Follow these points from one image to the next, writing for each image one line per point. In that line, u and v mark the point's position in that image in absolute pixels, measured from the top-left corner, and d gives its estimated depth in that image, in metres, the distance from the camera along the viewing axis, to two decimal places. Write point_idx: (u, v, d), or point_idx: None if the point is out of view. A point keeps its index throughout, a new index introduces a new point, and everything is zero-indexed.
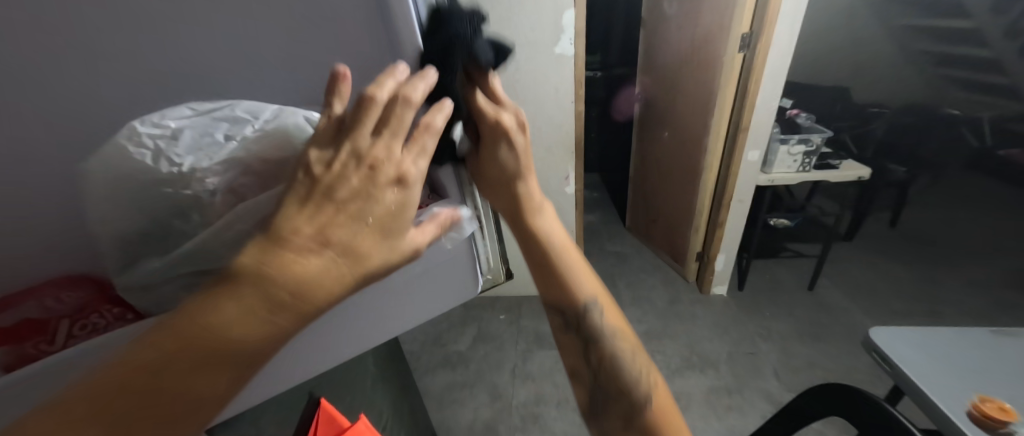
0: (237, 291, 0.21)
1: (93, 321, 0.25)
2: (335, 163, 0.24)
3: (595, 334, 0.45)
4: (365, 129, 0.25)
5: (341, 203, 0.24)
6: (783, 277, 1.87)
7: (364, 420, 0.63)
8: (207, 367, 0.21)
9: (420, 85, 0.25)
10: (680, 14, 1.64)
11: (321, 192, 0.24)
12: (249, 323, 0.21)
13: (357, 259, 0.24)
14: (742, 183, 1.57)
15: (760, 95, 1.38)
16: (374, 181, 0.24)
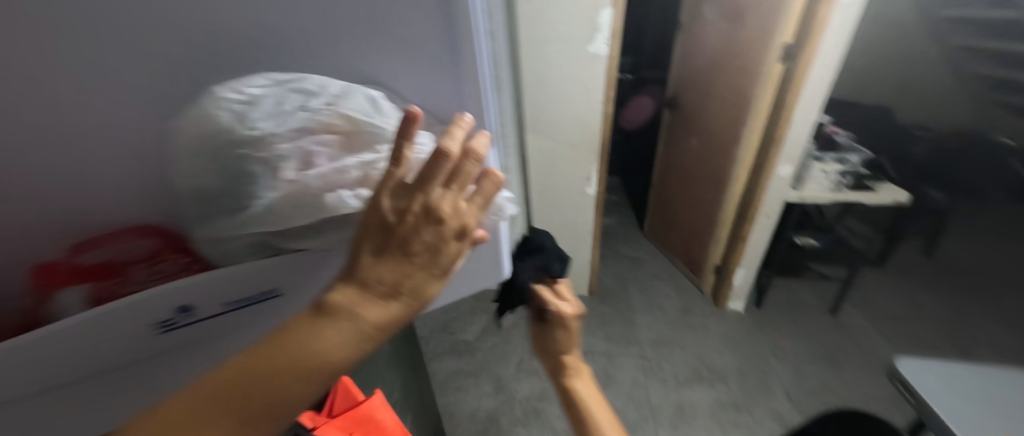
0: (333, 327, 0.24)
1: (164, 268, 0.28)
2: (409, 212, 0.25)
3: None
4: (437, 182, 0.26)
5: (416, 254, 0.26)
6: (804, 298, 1.81)
7: (378, 395, 0.66)
8: (302, 386, 0.24)
9: (483, 140, 0.27)
10: (722, 18, 1.58)
11: (397, 244, 0.25)
12: (340, 352, 0.24)
13: (424, 297, 0.27)
14: (770, 198, 1.54)
15: (799, 108, 1.34)
16: (443, 237, 0.26)
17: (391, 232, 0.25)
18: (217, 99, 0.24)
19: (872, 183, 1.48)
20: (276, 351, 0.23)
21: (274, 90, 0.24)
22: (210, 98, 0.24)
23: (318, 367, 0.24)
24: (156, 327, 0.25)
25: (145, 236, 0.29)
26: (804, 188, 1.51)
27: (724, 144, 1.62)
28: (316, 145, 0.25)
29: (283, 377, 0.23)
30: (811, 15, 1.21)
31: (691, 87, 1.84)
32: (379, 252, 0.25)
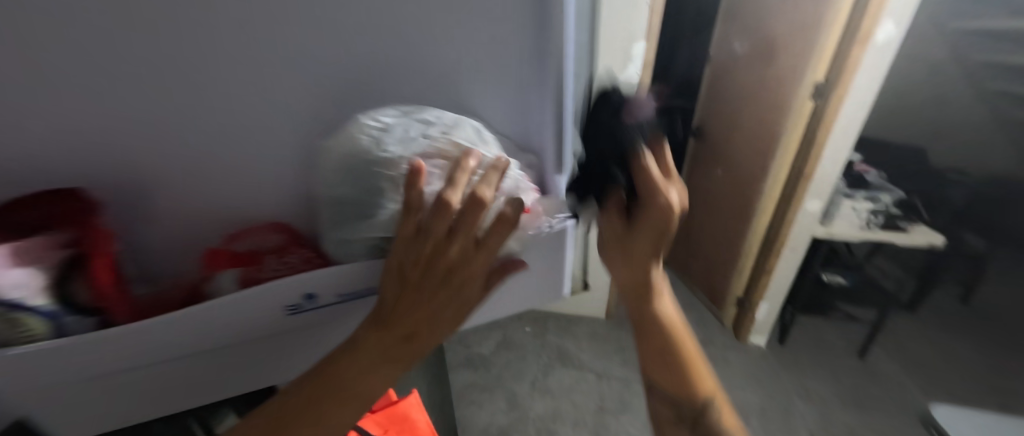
0: (366, 361, 0.33)
1: (291, 258, 0.35)
2: (446, 256, 0.32)
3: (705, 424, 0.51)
4: (471, 233, 0.32)
5: (442, 289, 0.33)
6: (830, 338, 1.79)
7: (412, 395, 0.71)
8: (350, 403, 0.33)
9: (491, 184, 0.31)
10: (751, 54, 1.61)
11: (433, 278, 0.33)
12: (376, 377, 0.33)
13: (442, 327, 0.35)
14: (798, 232, 1.55)
15: (829, 146, 1.37)
16: (454, 281, 0.33)
17: (429, 266, 0.32)
18: (365, 128, 0.33)
19: (906, 224, 1.46)
20: (325, 383, 0.32)
21: (405, 120, 0.34)
22: (357, 128, 0.33)
23: (360, 388, 0.33)
24: (287, 309, 0.32)
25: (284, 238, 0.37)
26: (833, 224, 1.51)
27: (751, 176, 1.63)
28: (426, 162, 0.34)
29: (334, 397, 0.33)
30: (845, 56, 1.23)
31: (719, 117, 1.85)
32: (422, 278, 0.33)
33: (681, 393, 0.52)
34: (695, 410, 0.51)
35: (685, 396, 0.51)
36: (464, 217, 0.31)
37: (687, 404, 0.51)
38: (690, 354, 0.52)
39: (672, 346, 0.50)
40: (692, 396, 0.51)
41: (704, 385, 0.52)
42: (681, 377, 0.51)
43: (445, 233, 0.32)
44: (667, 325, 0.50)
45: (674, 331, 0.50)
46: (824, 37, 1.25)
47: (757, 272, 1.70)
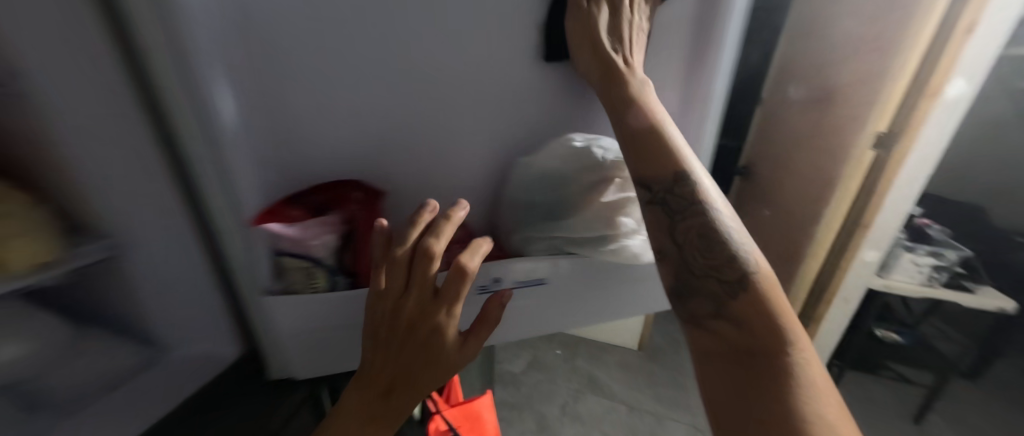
0: (373, 386, 0.49)
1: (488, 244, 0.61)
2: (405, 310, 0.47)
3: (688, 203, 0.49)
4: (425, 286, 0.47)
5: (414, 334, 0.48)
6: (879, 397, 1.66)
7: (487, 396, 0.74)
8: (370, 420, 0.50)
9: (432, 248, 0.45)
10: (811, 99, 1.40)
11: (401, 329, 0.47)
12: (383, 394, 0.50)
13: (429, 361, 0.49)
14: (850, 282, 1.41)
15: (893, 196, 1.21)
16: (420, 324, 0.48)
17: (396, 321, 0.47)
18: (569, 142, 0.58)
19: (971, 284, 1.39)
20: (353, 405, 0.50)
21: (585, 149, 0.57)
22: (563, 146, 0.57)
23: (376, 404, 0.50)
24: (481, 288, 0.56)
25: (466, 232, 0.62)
26: (891, 276, 1.39)
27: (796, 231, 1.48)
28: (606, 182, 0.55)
29: (358, 415, 0.49)
30: (915, 107, 1.08)
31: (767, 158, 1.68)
32: (391, 334, 0.48)
33: (654, 174, 0.50)
34: (675, 198, 0.49)
35: (660, 178, 0.49)
36: (415, 276, 0.46)
37: (666, 185, 0.49)
38: (666, 134, 0.51)
39: (652, 133, 0.51)
40: (673, 174, 0.49)
41: (681, 166, 0.50)
42: (660, 155, 0.50)
43: (401, 295, 0.47)
44: (638, 110, 0.51)
45: (651, 112, 0.51)
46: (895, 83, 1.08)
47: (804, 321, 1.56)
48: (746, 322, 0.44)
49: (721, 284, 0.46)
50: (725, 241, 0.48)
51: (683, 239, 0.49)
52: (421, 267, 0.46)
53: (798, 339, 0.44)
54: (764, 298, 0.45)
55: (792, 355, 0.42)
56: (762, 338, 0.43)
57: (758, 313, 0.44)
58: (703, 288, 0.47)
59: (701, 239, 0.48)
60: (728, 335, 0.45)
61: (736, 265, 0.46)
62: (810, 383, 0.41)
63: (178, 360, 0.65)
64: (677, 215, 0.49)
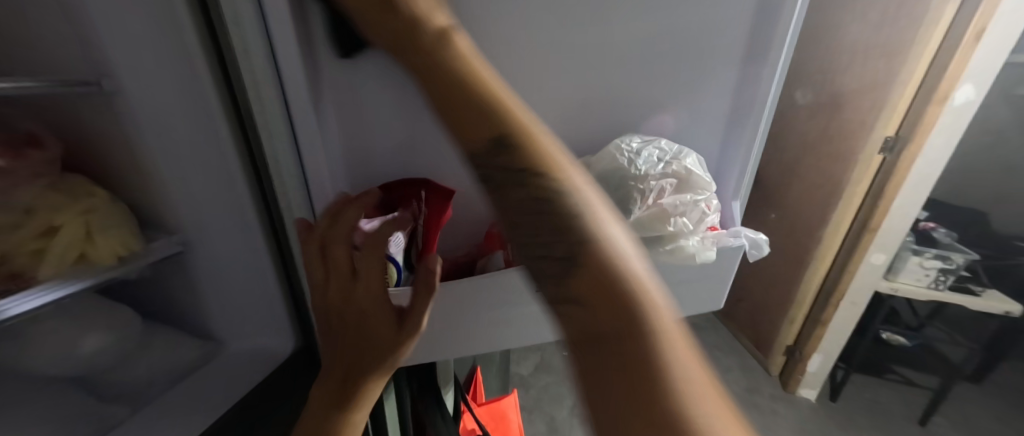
0: (317, 393, 0.37)
1: None
2: (329, 301, 0.33)
3: (478, 117, 0.27)
4: (340, 265, 0.31)
5: (351, 331, 0.33)
6: (886, 399, 1.57)
7: (512, 397, 0.73)
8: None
9: (347, 214, 0.31)
10: (816, 106, 1.34)
11: (334, 324, 0.34)
12: (325, 407, 0.36)
13: (371, 362, 0.34)
14: (858, 286, 1.34)
15: (901, 198, 1.17)
16: (345, 317, 0.33)
17: (329, 316, 0.34)
18: (621, 148, 0.40)
19: (978, 288, 1.35)
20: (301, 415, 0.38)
21: (646, 145, 0.41)
22: (616, 149, 0.41)
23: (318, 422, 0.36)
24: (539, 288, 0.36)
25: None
26: (897, 279, 1.36)
27: (800, 233, 1.43)
28: (668, 180, 0.39)
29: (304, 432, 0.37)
30: (919, 113, 1.08)
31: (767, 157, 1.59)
32: (329, 328, 0.34)
33: (469, 142, 0.27)
34: (492, 154, 0.27)
35: (473, 142, 0.27)
36: (327, 252, 0.31)
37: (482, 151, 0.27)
38: (477, 61, 0.28)
39: (459, 54, 0.28)
40: (492, 133, 0.27)
41: (508, 113, 0.27)
42: (469, 95, 0.27)
43: (323, 284, 0.32)
44: (445, 36, 0.28)
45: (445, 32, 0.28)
46: (900, 89, 1.07)
47: (811, 322, 1.47)
48: (596, 304, 0.23)
49: (556, 260, 0.25)
50: (552, 194, 0.26)
51: (515, 217, 0.27)
52: (329, 237, 0.31)
53: (661, 306, 0.22)
54: (610, 260, 0.24)
55: (658, 338, 0.21)
56: (615, 325, 0.22)
57: (604, 281, 0.23)
58: (542, 274, 0.26)
59: (531, 200, 0.27)
60: (576, 333, 0.24)
61: (568, 227, 0.25)
62: (697, 391, 0.20)
63: (235, 353, 0.59)
64: (502, 185, 0.27)
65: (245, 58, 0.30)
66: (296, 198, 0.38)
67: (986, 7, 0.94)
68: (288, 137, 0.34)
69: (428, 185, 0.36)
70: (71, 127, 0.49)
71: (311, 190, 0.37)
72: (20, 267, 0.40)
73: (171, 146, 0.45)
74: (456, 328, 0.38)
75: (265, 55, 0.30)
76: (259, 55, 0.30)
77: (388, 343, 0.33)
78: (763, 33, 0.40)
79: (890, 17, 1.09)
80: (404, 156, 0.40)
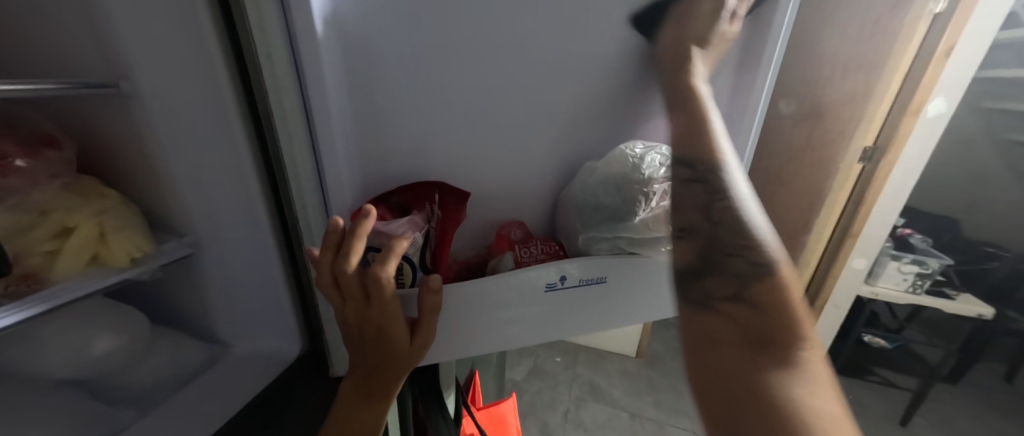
0: (340, 402, 0.36)
1: (543, 250, 0.41)
2: (348, 316, 0.33)
3: (706, 145, 0.37)
4: (353, 288, 0.31)
5: (370, 347, 0.33)
6: (869, 400, 1.60)
7: (509, 399, 0.74)
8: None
9: (352, 241, 0.29)
10: (798, 116, 1.38)
11: (353, 340, 0.34)
12: (349, 414, 0.35)
13: (391, 368, 0.34)
14: (839, 291, 1.40)
15: (876, 209, 1.24)
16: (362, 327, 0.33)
17: (347, 333, 0.34)
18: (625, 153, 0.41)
19: (952, 291, 1.41)
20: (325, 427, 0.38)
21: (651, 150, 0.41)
22: (621, 153, 0.41)
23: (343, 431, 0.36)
24: (547, 286, 0.37)
25: (530, 235, 0.43)
26: (877, 283, 1.40)
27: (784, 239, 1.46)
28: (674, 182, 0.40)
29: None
30: (895, 124, 1.13)
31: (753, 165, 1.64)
32: (350, 338, 0.34)
33: (690, 156, 0.37)
34: (714, 170, 0.36)
35: (705, 161, 0.36)
36: (340, 285, 0.31)
37: (704, 166, 0.37)
38: (703, 104, 0.39)
39: (689, 101, 0.39)
40: (709, 159, 0.37)
41: (716, 150, 0.37)
42: (701, 132, 0.38)
43: (340, 303, 0.32)
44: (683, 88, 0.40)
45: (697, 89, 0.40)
46: (877, 102, 1.10)
47: None
48: (770, 311, 0.31)
49: (748, 265, 0.33)
50: (750, 219, 0.35)
51: (714, 218, 0.35)
52: (339, 272, 0.30)
53: (812, 339, 0.31)
54: (788, 288, 0.32)
55: (807, 357, 0.29)
56: (780, 331, 0.30)
57: (782, 301, 0.32)
58: (724, 269, 0.33)
59: (731, 215, 0.35)
60: (735, 323, 0.31)
61: (761, 245, 0.33)
62: (825, 410, 0.26)
63: (242, 358, 0.57)
64: (713, 192, 0.35)
65: (269, 63, 0.31)
66: (308, 196, 0.38)
67: (951, 29, 1.00)
68: (307, 141, 0.35)
69: (442, 188, 0.37)
70: (80, 124, 0.48)
71: (329, 192, 0.38)
72: (33, 269, 0.39)
73: (182, 146, 0.45)
74: (469, 330, 0.38)
75: (290, 60, 0.31)
76: (284, 62, 0.31)
77: (408, 348, 0.33)
78: (754, 48, 0.43)
79: (862, 34, 1.13)
80: (416, 156, 0.41)
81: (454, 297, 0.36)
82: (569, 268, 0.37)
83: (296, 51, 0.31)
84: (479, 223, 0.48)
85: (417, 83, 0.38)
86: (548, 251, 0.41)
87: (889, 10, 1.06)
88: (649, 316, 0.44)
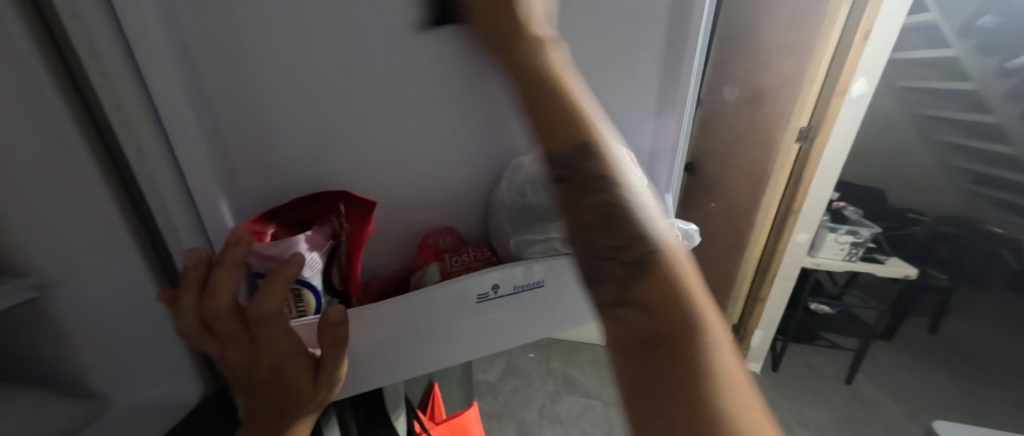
0: None
1: (468, 257, 0.39)
2: (231, 361, 0.28)
3: (565, 127, 0.30)
4: (232, 327, 0.27)
5: (267, 386, 0.30)
6: (819, 363, 1.69)
7: (472, 409, 0.70)
8: None
9: (224, 274, 0.26)
10: (743, 101, 1.42)
11: (245, 387, 0.30)
12: None
13: (294, 406, 0.31)
14: (787, 264, 1.46)
15: (814, 185, 1.31)
16: (254, 369, 0.29)
17: (235, 379, 0.30)
18: None
19: (881, 256, 1.51)
20: None
21: None
22: None
23: None
24: (479, 296, 0.34)
25: (461, 242, 0.41)
26: (819, 255, 1.48)
27: (733, 220, 1.52)
28: None
29: None
30: (825, 104, 1.19)
31: (703, 150, 1.68)
32: (240, 385, 0.30)
33: (553, 146, 0.30)
34: (576, 155, 0.30)
35: (562, 148, 0.30)
36: (213, 327, 0.27)
37: (568, 156, 0.30)
38: (565, 75, 0.32)
39: (541, 75, 0.31)
40: (577, 141, 0.30)
41: (587, 126, 0.31)
42: (566, 109, 0.30)
43: (220, 348, 0.28)
44: (537, 44, 0.31)
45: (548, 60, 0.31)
46: (807, 86, 1.16)
47: (751, 300, 1.56)
48: (661, 311, 0.24)
49: (624, 265, 0.27)
50: (630, 208, 0.29)
51: (586, 221, 0.29)
52: (208, 312, 0.26)
53: (716, 324, 0.24)
54: (678, 278, 0.26)
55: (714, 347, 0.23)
56: (675, 329, 0.23)
57: (672, 290, 0.25)
58: (607, 276, 0.28)
59: (604, 208, 0.29)
60: (634, 333, 0.25)
61: (640, 236, 0.28)
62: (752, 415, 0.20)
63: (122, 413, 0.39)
64: (580, 190, 0.30)
65: (93, 55, 0.24)
66: (179, 218, 0.31)
67: (868, 11, 1.06)
68: (165, 154, 0.28)
69: (346, 198, 0.33)
70: None
71: (202, 214, 0.31)
72: None
73: None
74: (393, 356, 0.34)
75: (121, 54, 0.24)
76: (113, 56, 0.24)
77: (310, 383, 0.30)
78: (681, 27, 0.41)
79: (797, 22, 1.18)
80: (314, 166, 0.35)
81: (364, 324, 0.31)
82: (489, 276, 0.34)
83: (128, 45, 0.24)
84: (398, 235, 0.42)
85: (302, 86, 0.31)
86: (473, 259, 0.39)
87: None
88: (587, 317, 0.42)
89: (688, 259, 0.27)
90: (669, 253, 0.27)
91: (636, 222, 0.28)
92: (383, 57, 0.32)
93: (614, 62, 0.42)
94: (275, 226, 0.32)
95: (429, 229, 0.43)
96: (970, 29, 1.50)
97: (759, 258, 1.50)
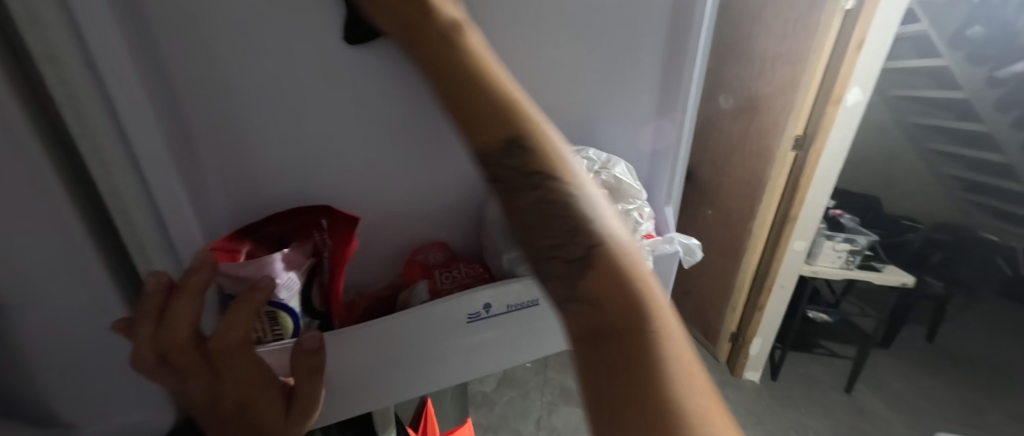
0: None
1: (457, 272, 0.37)
2: (194, 394, 0.27)
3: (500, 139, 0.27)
4: (193, 359, 0.25)
5: (234, 421, 0.28)
6: (818, 372, 1.67)
7: (464, 426, 0.67)
8: None
9: (185, 300, 0.25)
10: (737, 110, 1.42)
11: (209, 422, 0.28)
12: None
13: None
14: (786, 271, 1.44)
15: (812, 192, 1.29)
16: (216, 405, 0.27)
17: (201, 419, 0.28)
18: None
19: (879, 264, 1.49)
20: None
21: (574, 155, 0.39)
22: None
23: None
24: (467, 317, 0.33)
25: (452, 257, 0.40)
26: (817, 263, 1.46)
27: (731, 229, 1.50)
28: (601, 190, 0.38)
29: None
30: (821, 111, 1.18)
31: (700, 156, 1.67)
32: (203, 422, 0.28)
33: (482, 144, 0.27)
34: (509, 154, 0.27)
35: (489, 145, 0.27)
36: (173, 360, 0.25)
37: (499, 155, 0.27)
38: (490, 69, 0.28)
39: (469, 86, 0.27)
40: (510, 149, 0.27)
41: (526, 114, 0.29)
42: (497, 114, 0.27)
43: (180, 382, 0.26)
44: (455, 35, 0.28)
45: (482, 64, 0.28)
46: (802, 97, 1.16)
47: (749, 308, 1.53)
48: (607, 305, 0.25)
49: (566, 260, 0.26)
50: (568, 200, 0.27)
51: (523, 218, 0.28)
52: (169, 343, 0.25)
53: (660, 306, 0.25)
54: (621, 266, 0.26)
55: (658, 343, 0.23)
56: (626, 321, 0.24)
57: (613, 285, 0.25)
58: (550, 273, 0.27)
59: (543, 207, 0.27)
60: (584, 326, 0.25)
61: (580, 228, 0.26)
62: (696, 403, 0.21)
63: None
64: (510, 188, 0.28)
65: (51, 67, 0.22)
66: (145, 231, 0.29)
67: (862, 22, 1.05)
68: (131, 169, 0.26)
69: (331, 214, 0.31)
70: None
71: (171, 230, 0.29)
72: None
73: None
74: (377, 380, 0.32)
75: (83, 64, 0.23)
76: (74, 65, 0.23)
77: (279, 417, 0.28)
78: (680, 34, 0.39)
79: (793, 29, 1.17)
80: (295, 179, 0.33)
81: (347, 348, 0.29)
82: (473, 297, 0.33)
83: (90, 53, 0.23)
84: (387, 250, 0.40)
85: (280, 96, 0.30)
86: (463, 275, 0.37)
87: (809, 9, 1.11)
88: (526, 354, 0.37)
89: (625, 241, 0.27)
90: (605, 245, 0.26)
91: (570, 216, 0.27)
92: (362, 64, 0.31)
93: (610, 70, 0.40)
94: (252, 244, 0.31)
95: (417, 242, 0.41)
96: (960, 40, 1.52)
97: (757, 266, 1.48)
